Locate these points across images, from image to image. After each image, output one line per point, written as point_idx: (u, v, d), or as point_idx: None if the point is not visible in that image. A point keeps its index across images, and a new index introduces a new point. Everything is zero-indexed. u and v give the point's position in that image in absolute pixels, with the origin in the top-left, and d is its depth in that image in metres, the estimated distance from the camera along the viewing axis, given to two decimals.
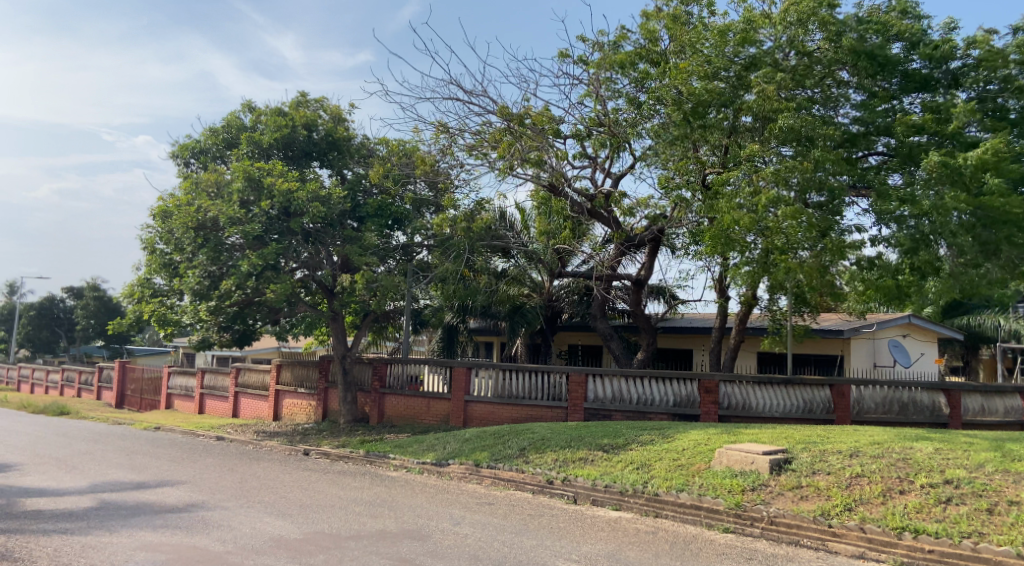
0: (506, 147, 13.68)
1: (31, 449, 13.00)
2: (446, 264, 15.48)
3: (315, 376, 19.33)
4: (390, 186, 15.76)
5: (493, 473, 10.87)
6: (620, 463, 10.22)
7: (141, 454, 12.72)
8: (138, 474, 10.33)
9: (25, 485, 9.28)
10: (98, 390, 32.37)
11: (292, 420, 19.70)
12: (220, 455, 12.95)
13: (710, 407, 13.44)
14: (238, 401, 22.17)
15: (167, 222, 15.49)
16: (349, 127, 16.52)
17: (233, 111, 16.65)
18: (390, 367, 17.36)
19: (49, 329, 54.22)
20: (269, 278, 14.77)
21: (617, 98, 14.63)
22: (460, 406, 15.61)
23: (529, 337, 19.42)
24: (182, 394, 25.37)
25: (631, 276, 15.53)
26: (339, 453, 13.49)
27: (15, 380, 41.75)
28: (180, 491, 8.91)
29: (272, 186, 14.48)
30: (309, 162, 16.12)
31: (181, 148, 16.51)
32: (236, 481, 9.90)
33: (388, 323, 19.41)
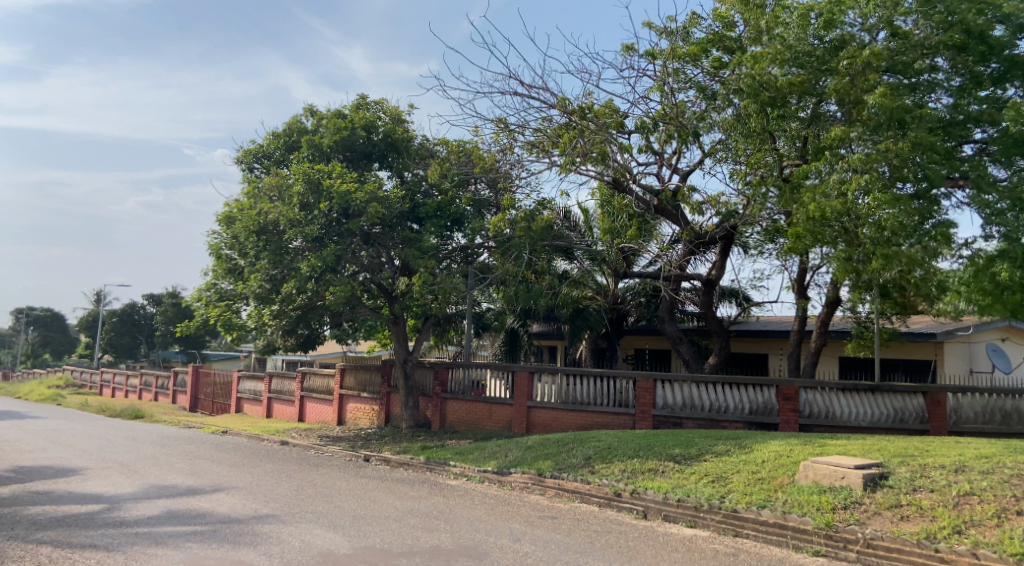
0: (569, 143, 13.13)
1: (99, 453, 13.15)
2: (507, 265, 15.06)
3: (377, 381, 19.17)
4: (449, 187, 15.42)
5: (557, 484, 10.32)
6: (694, 475, 9.52)
7: (203, 458, 12.69)
8: (197, 479, 10.22)
9: (86, 490, 9.25)
10: (172, 394, 33.30)
11: (356, 424, 19.60)
12: (281, 460, 12.80)
13: (789, 415, 12.56)
14: (304, 405, 22.24)
15: (230, 226, 15.55)
16: (408, 128, 16.28)
17: (295, 115, 16.66)
18: (452, 372, 17.02)
19: (130, 334, 56.42)
20: (329, 281, 14.67)
21: (688, 88, 13.92)
22: (522, 412, 15.13)
23: (594, 341, 18.78)
24: (250, 398, 25.71)
25: (702, 276, 14.72)
26: (399, 460, 13.18)
27: (98, 384, 43.52)
28: (235, 499, 8.69)
29: (330, 188, 14.32)
30: (369, 164, 15.97)
31: (245, 153, 16.60)
32: (292, 488, 9.64)
33: (450, 327, 19.12)
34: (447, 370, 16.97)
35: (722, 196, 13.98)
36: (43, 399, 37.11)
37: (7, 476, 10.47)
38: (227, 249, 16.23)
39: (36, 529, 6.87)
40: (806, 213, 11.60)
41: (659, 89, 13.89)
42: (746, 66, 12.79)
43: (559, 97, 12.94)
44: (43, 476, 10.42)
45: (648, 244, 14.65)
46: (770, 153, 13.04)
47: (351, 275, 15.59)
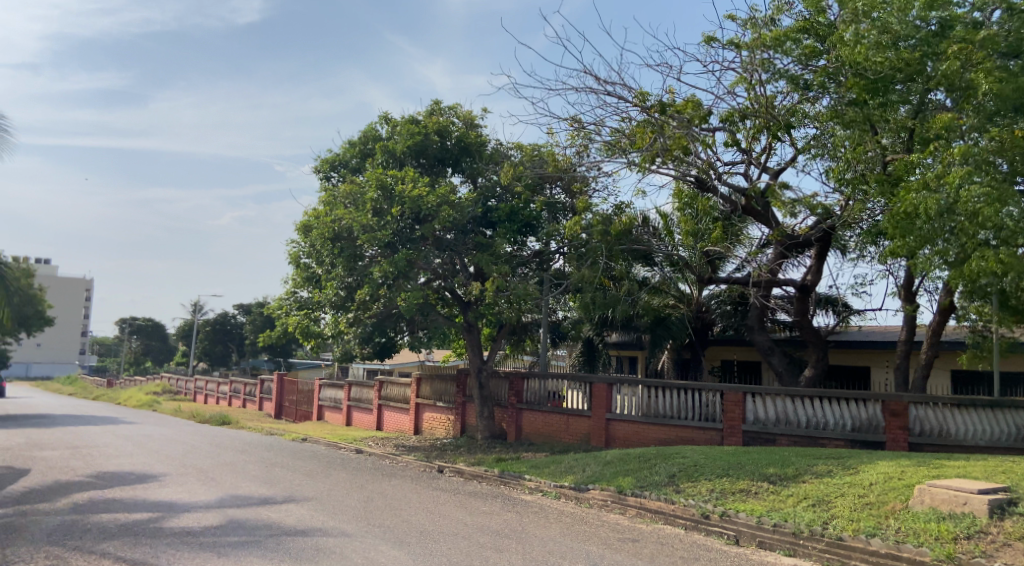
0: (648, 141, 12.46)
1: (180, 459, 13.30)
2: (583, 271, 14.54)
3: (453, 390, 18.88)
4: (523, 191, 14.99)
5: (638, 503, 9.65)
6: (791, 498, 8.68)
7: (279, 466, 12.64)
8: (269, 488, 10.08)
9: (160, 497, 9.23)
10: (259, 401, 34.17)
11: (432, 434, 19.36)
12: (354, 470, 12.60)
13: (897, 433, 11.38)
14: (381, 414, 22.20)
15: (307, 235, 15.61)
16: (482, 132, 15.97)
17: (370, 122, 16.64)
18: (527, 382, 16.58)
19: (223, 343, 58.69)
20: (402, 287, 14.49)
21: (777, 79, 13.03)
22: (601, 425, 14.48)
23: (677, 351, 17.93)
24: (330, 406, 25.99)
25: (796, 282, 13.73)
26: (473, 472, 12.76)
27: (191, 390, 45.31)
28: (302, 510, 8.44)
29: (403, 193, 14.15)
30: (442, 169, 15.74)
31: (322, 162, 16.69)
32: (362, 500, 9.35)
33: (526, 336, 18.72)
34: (523, 380, 16.58)
35: (816, 195, 13.00)
36: (141, 405, 38.74)
37: (90, 481, 10.64)
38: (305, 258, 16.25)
39: (102, 538, 6.77)
40: (911, 210, 10.57)
41: (745, 82, 13.03)
42: (841, 53, 11.85)
43: (637, 93, 12.32)
44: (122, 482, 10.52)
45: (735, 248, 13.83)
46: (871, 147, 11.99)
47: (425, 283, 15.38)
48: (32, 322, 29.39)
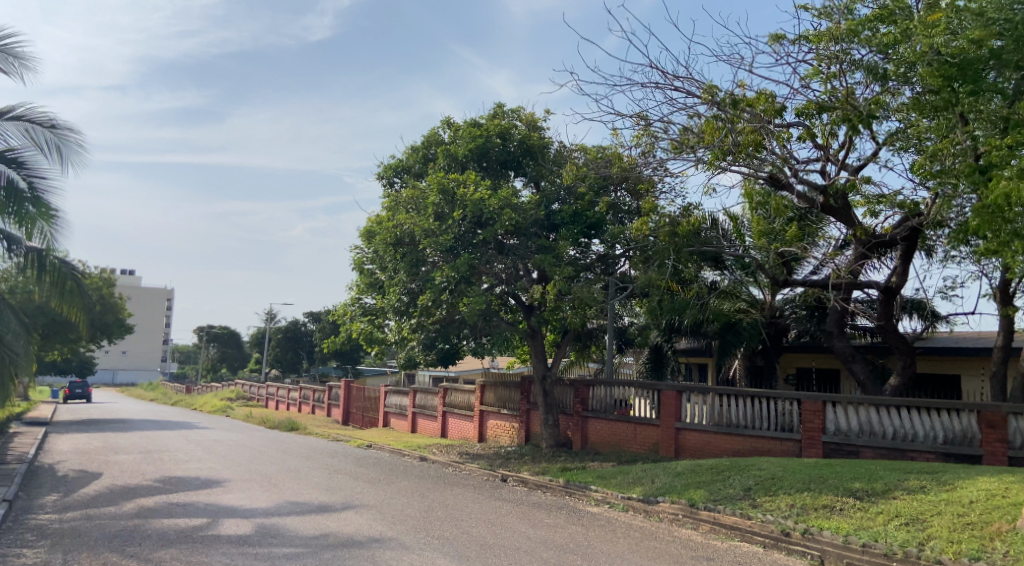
0: (716, 136, 11.89)
1: (247, 464, 13.40)
2: (649, 275, 13.98)
3: (517, 397, 18.56)
4: (587, 193, 14.58)
5: (712, 518, 9.11)
6: (880, 515, 8.01)
7: (342, 473, 12.56)
8: (330, 495, 9.96)
9: (224, 503, 9.21)
10: (327, 408, 34.65)
11: (496, 442, 19.08)
12: (416, 477, 12.41)
13: (995, 447, 10.45)
14: (446, 421, 22.08)
15: (371, 241, 15.61)
16: (544, 135, 15.66)
17: (433, 127, 16.55)
18: (593, 389, 16.16)
19: (294, 351, 60.12)
20: (463, 291, 14.31)
21: (856, 70, 12.28)
22: (670, 434, 13.91)
23: (750, 358, 17.15)
24: (396, 413, 26.07)
25: (879, 284, 12.88)
26: (537, 482, 12.41)
27: (263, 396, 46.41)
28: (361, 519, 8.26)
29: (463, 196, 13.98)
30: (505, 172, 15.52)
31: (385, 168, 16.71)
32: (422, 510, 9.11)
33: (591, 342, 18.33)
34: (588, 388, 16.16)
35: (901, 192, 12.15)
36: (216, 410, 39.89)
37: (159, 485, 10.76)
38: (369, 264, 16.25)
39: (161, 545, 6.69)
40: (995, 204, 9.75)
41: (821, 75, 12.09)
42: (918, 43, 11.09)
43: (706, 87, 11.77)
44: (189, 487, 10.59)
45: (811, 247, 13.08)
46: (961, 138, 11.11)
47: (487, 289, 15.17)
48: (114, 329, 30.58)
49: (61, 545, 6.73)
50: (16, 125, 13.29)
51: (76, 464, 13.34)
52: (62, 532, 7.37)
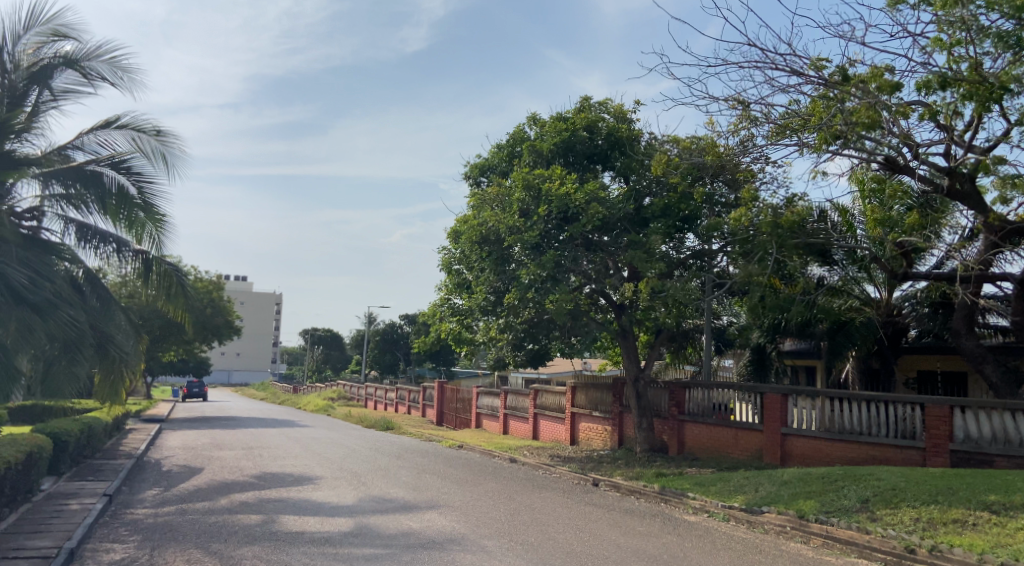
0: (823, 118, 11.04)
1: (339, 462, 13.50)
2: (749, 269, 13.18)
3: (609, 399, 17.98)
4: (679, 184, 13.81)
5: (824, 531, 8.33)
6: (1022, 531, 7.08)
7: (430, 473, 12.41)
8: (416, 495, 9.79)
9: (311, 500, 9.17)
10: (422, 408, 35.09)
11: (589, 445, 18.54)
12: (505, 480, 12.10)
13: None
14: (538, 423, 21.73)
15: (458, 241, 15.51)
16: (634, 127, 15.07)
17: (519, 124, 16.28)
18: (690, 391, 15.42)
19: (391, 352, 61.47)
20: (550, 289, 14.05)
21: (984, 39, 11.04)
22: (775, 440, 13.00)
23: (864, 360, 15.91)
24: (487, 415, 25.97)
25: (1013, 276, 11.55)
26: (631, 487, 11.85)
27: (363, 397, 47.64)
28: (445, 520, 7.98)
29: (548, 191, 13.63)
30: (592, 167, 15.06)
31: (472, 168, 16.60)
32: (507, 512, 8.78)
33: (688, 343, 17.55)
34: (685, 390, 15.46)
35: None
36: (318, 409, 41.21)
37: (253, 481, 10.91)
38: (456, 263, 16.13)
39: (245, 542, 6.63)
40: None
41: (944, 46, 10.92)
42: None
43: (814, 61, 10.79)
44: (281, 484, 10.68)
45: (936, 237, 11.83)
46: None
47: (575, 287, 14.67)
48: (223, 332, 31.93)
49: (150, 540, 6.74)
50: (125, 135, 13.95)
51: (180, 460, 13.80)
52: (154, 526, 7.43)
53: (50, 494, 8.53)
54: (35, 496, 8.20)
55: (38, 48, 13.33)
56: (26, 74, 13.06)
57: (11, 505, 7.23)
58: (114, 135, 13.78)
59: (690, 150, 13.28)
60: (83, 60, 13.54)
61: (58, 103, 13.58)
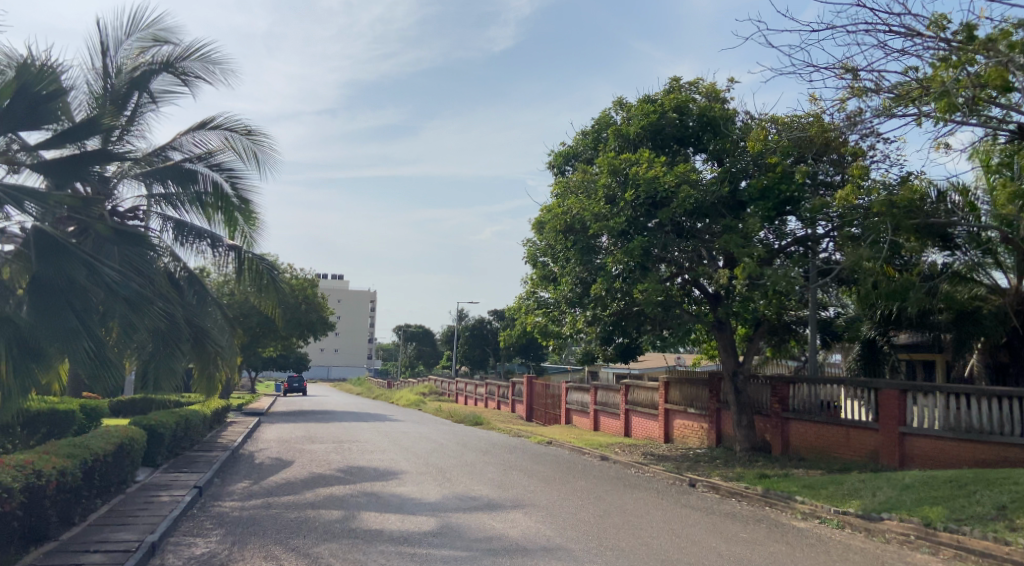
0: (944, 82, 9.86)
1: (425, 457, 13.33)
2: (859, 253, 12.12)
3: (706, 395, 17.10)
4: (779, 163, 12.77)
5: (955, 542, 7.41)
6: None
7: (517, 470, 12.04)
8: (502, 493, 9.42)
9: (396, 496, 8.95)
10: (512, 403, 34.92)
11: (685, 443, 17.72)
12: (595, 478, 11.57)
13: None
14: (630, 419, 21.05)
15: (543, 232, 15.08)
16: (728, 107, 14.17)
17: (605, 109, 15.67)
18: (795, 387, 14.46)
19: (481, 348, 61.81)
20: (638, 278, 13.39)
21: None
22: (892, 440, 11.91)
23: (992, 353, 14.39)
24: (578, 411, 25.44)
25: None
26: (731, 488, 11.08)
27: (454, 392, 48.02)
28: (531, 521, 7.56)
29: (636, 175, 13.03)
30: (682, 150, 14.27)
31: (556, 156, 16.13)
32: (597, 514, 8.28)
33: (790, 336, 16.51)
34: (789, 386, 14.51)
35: None
36: (410, 404, 41.81)
37: (340, 476, 10.84)
38: (542, 256, 15.70)
39: (324, 539, 6.41)
40: None
41: None
42: None
43: (935, 16, 9.57)
44: (366, 478, 10.56)
45: None
46: None
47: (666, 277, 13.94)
48: (317, 327, 32.76)
49: (232, 534, 6.62)
50: (217, 135, 14.32)
51: (273, 453, 14.00)
52: (238, 520, 7.34)
53: (144, 485, 8.65)
54: (129, 487, 8.32)
55: (139, 53, 13.74)
56: (128, 78, 13.50)
57: (103, 496, 7.31)
58: (209, 135, 14.19)
59: (789, 126, 12.31)
60: (180, 62, 13.86)
61: (159, 105, 13.96)
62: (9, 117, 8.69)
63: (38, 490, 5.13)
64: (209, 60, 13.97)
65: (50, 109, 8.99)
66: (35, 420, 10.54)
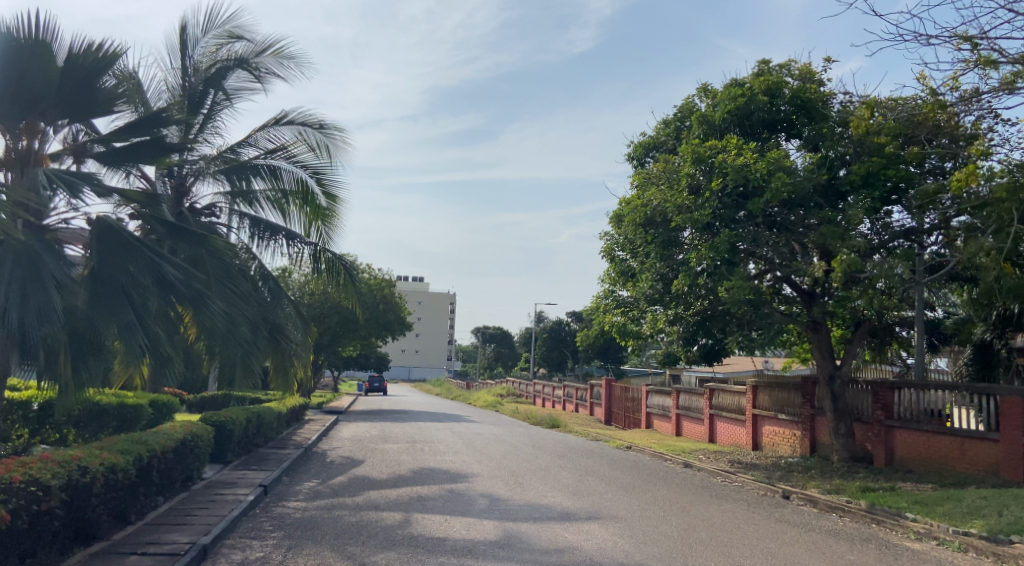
0: None
1: (498, 460, 12.83)
2: (975, 245, 10.87)
3: (798, 400, 15.96)
4: (884, 145, 11.63)
5: None
6: None
7: (594, 476, 11.39)
8: (577, 500, 8.82)
9: (463, 500, 8.46)
10: (590, 407, 34.14)
11: (775, 451, 16.61)
12: (678, 487, 10.80)
13: None
14: (715, 425, 19.99)
15: (620, 226, 14.39)
16: (824, 89, 13.10)
17: (688, 96, 14.82)
18: (899, 393, 13.21)
19: (559, 350, 61.27)
20: (724, 274, 12.53)
21: None
22: (1015, 453, 10.59)
23: None
24: (659, 415, 24.46)
25: None
26: (830, 502, 10.08)
27: (531, 394, 47.56)
28: (607, 534, 6.93)
29: (724, 163, 12.22)
30: (772, 136, 13.29)
31: (636, 147, 15.39)
32: (681, 527, 7.55)
33: (893, 338, 15.19)
34: (893, 392, 13.27)
35: None
36: (487, 405, 41.59)
37: (409, 477, 10.46)
38: (619, 251, 14.98)
39: (383, 547, 5.98)
40: None
41: None
42: None
43: None
44: (436, 480, 10.15)
45: None
46: None
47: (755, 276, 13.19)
48: (395, 327, 32.91)
49: (289, 538, 6.28)
50: (292, 130, 14.33)
51: (346, 452, 13.82)
52: (299, 522, 7.02)
53: (210, 482, 8.50)
54: (194, 484, 8.18)
55: (215, 51, 13.88)
56: (204, 77, 13.69)
57: (164, 494, 7.15)
58: (283, 131, 14.22)
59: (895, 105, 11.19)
60: (254, 58, 13.86)
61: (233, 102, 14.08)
62: (78, 99, 8.46)
63: (82, 488, 4.91)
64: (283, 58, 13.89)
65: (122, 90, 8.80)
66: (104, 414, 10.72)
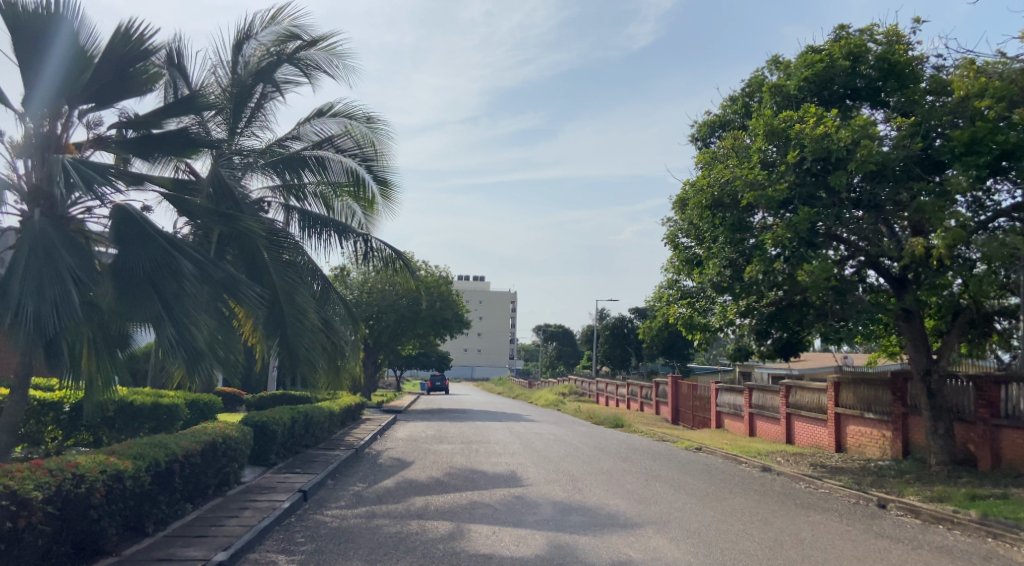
0: None
1: (557, 463, 12.01)
2: None
3: (887, 398, 14.59)
4: (987, 109, 10.32)
5: None
6: None
7: (662, 480, 10.43)
8: (643, 509, 7.91)
9: (516, 508, 7.67)
10: (656, 405, 32.89)
11: (861, 453, 15.24)
12: (757, 495, 9.75)
13: None
14: (792, 424, 18.66)
15: (685, 211, 13.42)
16: (913, 51, 11.79)
17: (758, 69, 13.69)
18: (1007, 389, 11.79)
19: (622, 347, 59.92)
20: (803, 257, 11.37)
21: None
22: None
23: None
24: (730, 414, 23.16)
25: None
26: (935, 512, 8.87)
27: (594, 392, 46.39)
28: (679, 551, 6.00)
29: (801, 134, 11.15)
30: (853, 105, 12.07)
31: (702, 127, 14.40)
32: (764, 544, 6.56)
33: (994, 329, 13.72)
34: (999, 387, 11.86)
35: None
36: (549, 405, 40.74)
37: (460, 481, 9.73)
38: (684, 238, 14.01)
39: None
40: None
41: None
42: None
43: None
44: (489, 485, 9.40)
45: None
46: None
47: (837, 262, 12.16)
48: (454, 326, 32.47)
49: (319, 552, 5.60)
50: (340, 121, 13.88)
51: (398, 453, 13.24)
52: (334, 532, 6.36)
53: (248, 487, 7.93)
54: (230, 489, 7.63)
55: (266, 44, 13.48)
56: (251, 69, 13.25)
57: (194, 501, 6.60)
58: (332, 123, 13.77)
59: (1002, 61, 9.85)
60: (303, 51, 13.38)
61: (279, 95, 13.68)
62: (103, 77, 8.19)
63: (76, 500, 4.34)
64: (331, 48, 13.42)
65: (141, 73, 8.45)
66: (138, 414, 10.35)
